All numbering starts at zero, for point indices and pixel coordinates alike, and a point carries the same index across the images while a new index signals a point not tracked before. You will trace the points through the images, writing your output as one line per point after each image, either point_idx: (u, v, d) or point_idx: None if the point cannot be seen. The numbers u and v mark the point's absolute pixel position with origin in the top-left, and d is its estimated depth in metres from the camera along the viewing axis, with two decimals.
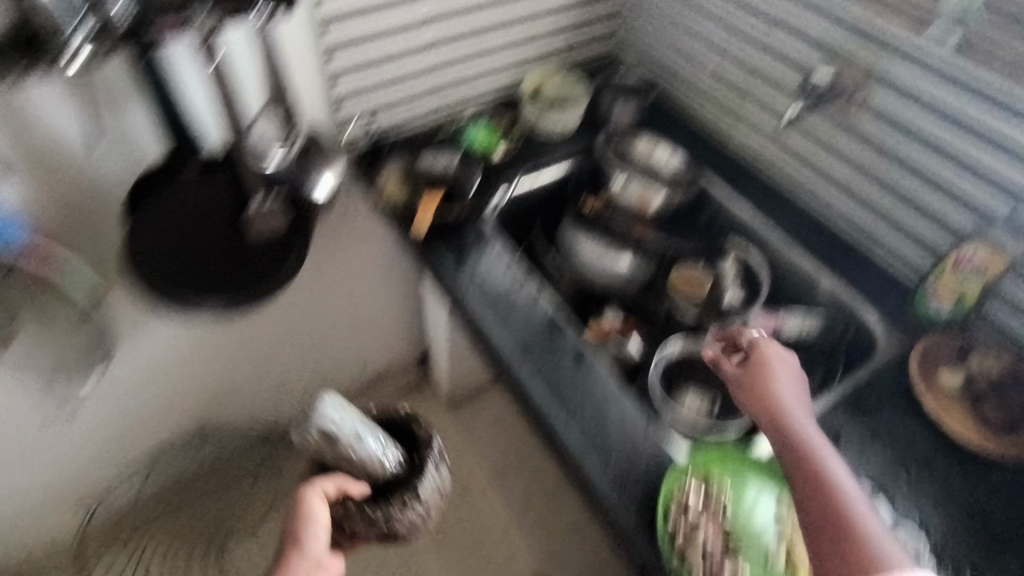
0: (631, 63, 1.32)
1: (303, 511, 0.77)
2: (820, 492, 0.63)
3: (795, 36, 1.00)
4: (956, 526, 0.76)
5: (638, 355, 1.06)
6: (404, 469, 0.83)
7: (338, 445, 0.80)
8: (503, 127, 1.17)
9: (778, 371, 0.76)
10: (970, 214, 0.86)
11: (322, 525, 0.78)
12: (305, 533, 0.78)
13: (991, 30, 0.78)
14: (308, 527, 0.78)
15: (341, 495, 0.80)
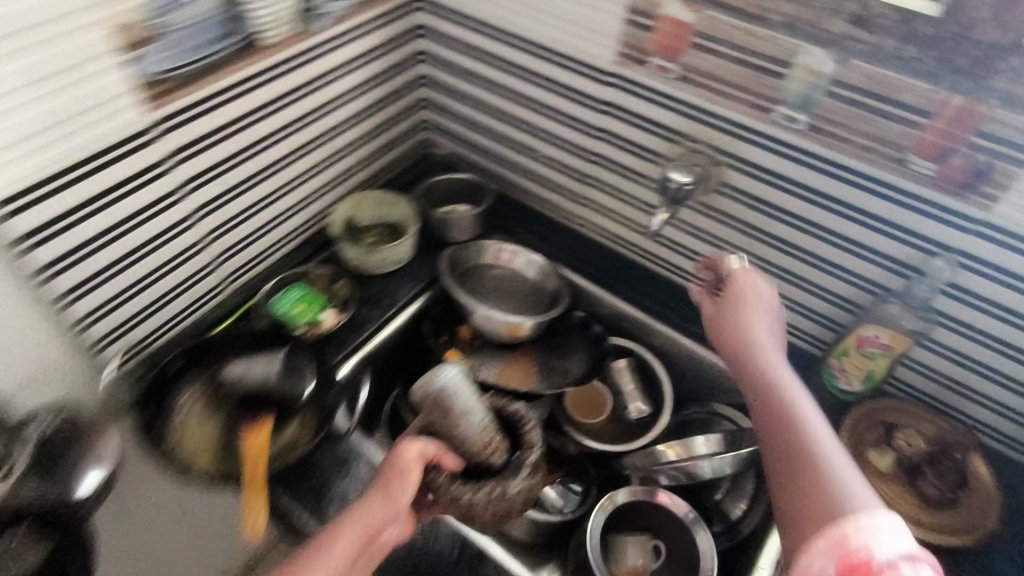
0: (447, 151, 1.20)
1: (393, 466, 0.67)
2: (768, 405, 0.66)
3: (629, 120, 0.90)
4: None
5: (562, 512, 0.90)
6: (503, 458, 0.74)
7: (452, 406, 0.73)
8: (320, 285, 0.95)
9: (746, 297, 0.78)
10: (862, 288, 0.83)
11: (404, 483, 0.67)
12: (386, 489, 0.66)
13: (839, 109, 0.72)
14: (391, 483, 0.67)
15: (432, 461, 0.71)
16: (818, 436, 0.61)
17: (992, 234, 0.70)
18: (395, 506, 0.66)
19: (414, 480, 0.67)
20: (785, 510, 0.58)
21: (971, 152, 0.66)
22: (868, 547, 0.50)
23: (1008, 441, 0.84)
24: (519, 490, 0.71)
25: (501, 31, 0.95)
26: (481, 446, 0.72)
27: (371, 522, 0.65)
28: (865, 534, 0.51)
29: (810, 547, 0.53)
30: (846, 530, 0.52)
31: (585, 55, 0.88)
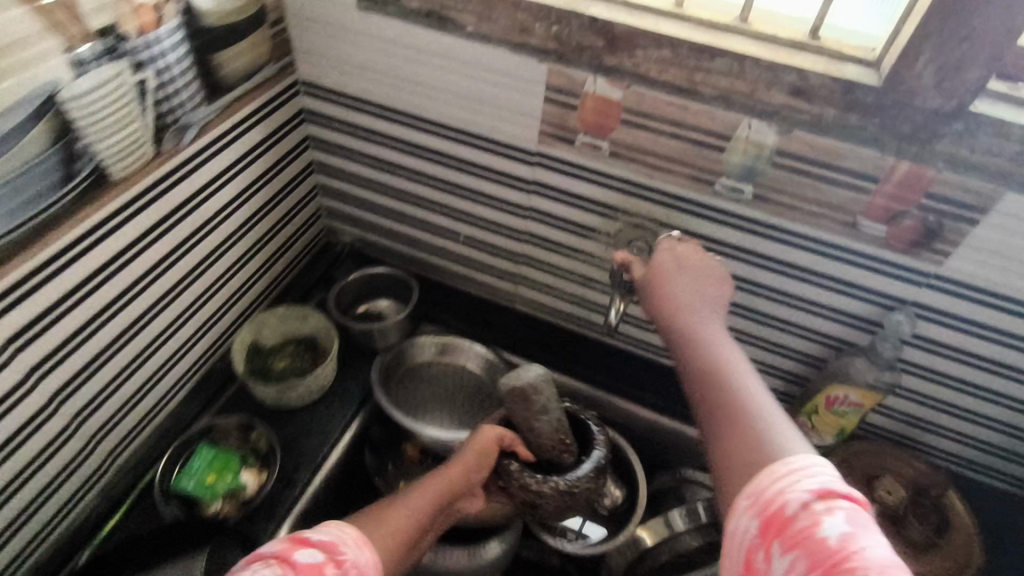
0: (352, 237, 1.07)
1: (472, 441, 0.75)
2: (703, 362, 0.60)
3: (557, 198, 0.83)
4: None
5: None
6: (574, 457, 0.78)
7: (538, 400, 0.75)
8: (234, 436, 0.81)
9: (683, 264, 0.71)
10: (822, 343, 0.81)
11: (478, 461, 0.74)
12: (464, 457, 0.73)
13: (784, 179, 0.68)
14: (468, 456, 0.73)
15: (506, 446, 0.77)
16: (751, 394, 0.56)
17: (946, 286, 0.70)
18: (467, 481, 0.73)
19: (484, 464, 0.75)
20: (714, 466, 0.53)
21: (921, 213, 0.65)
22: (786, 490, 0.46)
23: (969, 463, 0.86)
24: (583, 487, 0.73)
25: (399, 113, 0.84)
26: (553, 442, 0.76)
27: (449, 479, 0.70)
28: (787, 477, 0.47)
29: (736, 508, 0.48)
30: (769, 475, 0.48)
31: (502, 135, 0.79)
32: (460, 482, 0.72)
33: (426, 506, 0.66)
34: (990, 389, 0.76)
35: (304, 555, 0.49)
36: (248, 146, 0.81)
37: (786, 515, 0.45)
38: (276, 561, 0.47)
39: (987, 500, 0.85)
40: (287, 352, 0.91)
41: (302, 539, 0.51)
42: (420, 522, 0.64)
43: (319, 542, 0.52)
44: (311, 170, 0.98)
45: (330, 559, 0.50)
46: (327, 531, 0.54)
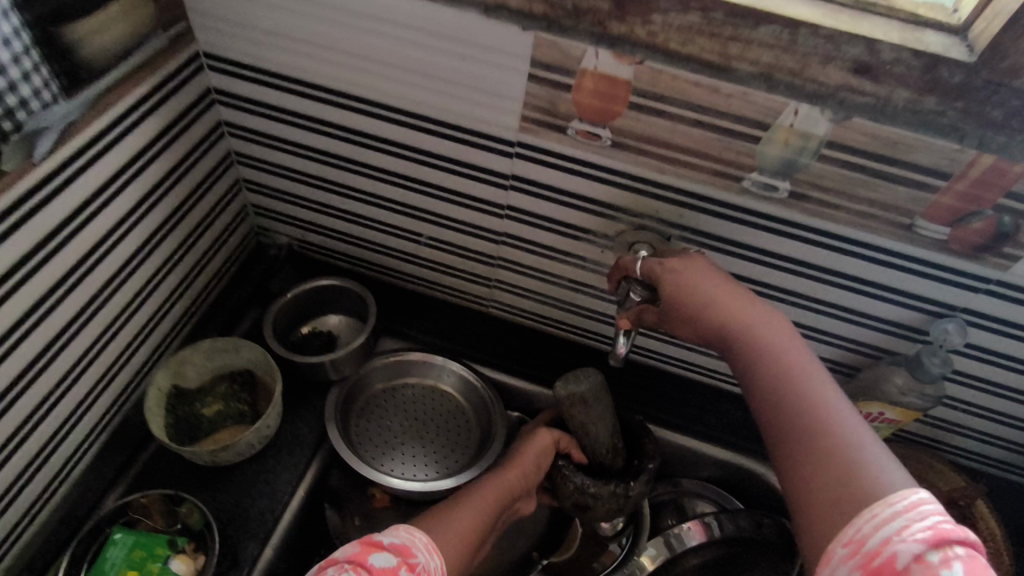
0: (288, 238, 0.89)
1: (530, 444, 0.70)
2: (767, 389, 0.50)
3: (543, 195, 0.67)
4: None
5: None
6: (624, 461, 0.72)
7: (597, 406, 0.67)
8: (156, 513, 0.66)
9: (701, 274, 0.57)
10: (853, 351, 0.70)
11: (535, 466, 0.69)
12: (525, 460, 0.69)
13: (832, 174, 0.55)
14: (529, 460, 0.69)
15: (560, 450, 0.72)
16: (830, 422, 0.46)
17: (1010, 293, 0.59)
18: (525, 485, 0.69)
19: (541, 469, 0.70)
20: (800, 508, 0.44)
21: (996, 213, 0.53)
22: (892, 537, 0.38)
23: (999, 464, 0.78)
24: (639, 492, 0.69)
25: (338, 93, 0.66)
26: (608, 448, 0.70)
27: (510, 483, 0.67)
28: (891, 520, 0.39)
29: (830, 558, 0.40)
30: (872, 519, 0.39)
31: (472, 121, 0.63)
32: (521, 484, 0.68)
33: (489, 513, 0.64)
34: None
35: (379, 559, 0.52)
36: (140, 145, 0.62)
37: (896, 567, 0.37)
38: (352, 566, 0.51)
39: (1017, 503, 0.78)
40: (216, 392, 0.75)
41: (375, 541, 0.54)
42: (485, 525, 0.63)
43: (392, 545, 0.54)
44: (230, 162, 0.79)
45: (403, 562, 0.53)
46: (397, 535, 0.56)
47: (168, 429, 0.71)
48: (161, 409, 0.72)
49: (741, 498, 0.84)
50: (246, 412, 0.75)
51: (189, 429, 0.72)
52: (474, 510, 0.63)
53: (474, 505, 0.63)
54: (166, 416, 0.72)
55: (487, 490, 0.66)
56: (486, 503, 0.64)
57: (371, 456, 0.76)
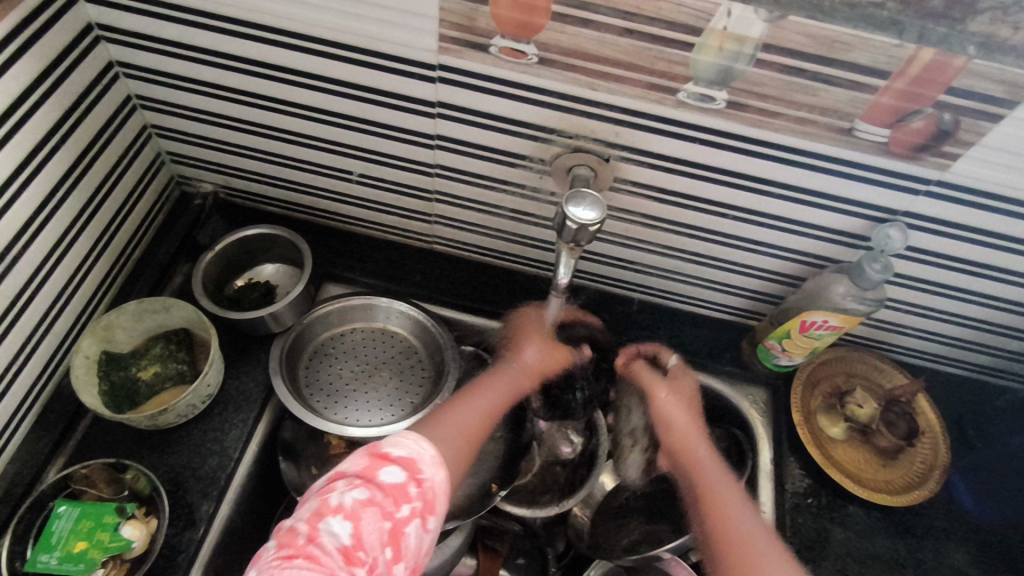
0: (213, 186, 0.84)
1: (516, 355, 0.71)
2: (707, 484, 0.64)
3: (473, 121, 0.63)
4: None
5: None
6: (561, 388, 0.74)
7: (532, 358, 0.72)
8: (101, 483, 0.64)
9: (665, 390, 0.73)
10: (798, 261, 0.70)
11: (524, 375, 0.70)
12: (513, 368, 0.70)
13: (769, 80, 0.52)
14: (519, 368, 0.70)
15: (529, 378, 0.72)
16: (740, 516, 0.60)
17: (949, 193, 0.58)
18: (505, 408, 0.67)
19: (525, 386, 0.70)
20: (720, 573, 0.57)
21: (936, 111, 0.51)
22: None
23: (940, 360, 0.80)
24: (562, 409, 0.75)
25: (239, 22, 0.59)
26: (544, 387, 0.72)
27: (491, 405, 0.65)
28: None
29: None
30: None
31: (389, 45, 0.57)
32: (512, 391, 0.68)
33: (481, 423, 0.62)
34: (974, 291, 0.69)
35: (387, 474, 0.49)
36: (15, 93, 0.55)
37: None
38: (362, 481, 0.48)
39: (954, 393, 0.82)
40: (152, 354, 0.71)
41: (384, 453, 0.51)
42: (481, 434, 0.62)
43: (400, 457, 0.51)
44: (132, 107, 0.72)
45: (411, 477, 0.50)
46: (406, 444, 0.52)
47: (104, 396, 0.68)
48: (93, 376, 0.69)
49: None
50: (186, 371, 0.71)
51: (128, 396, 0.69)
52: (466, 420, 0.61)
53: (468, 413, 0.62)
54: (100, 383, 0.68)
55: (480, 402, 0.65)
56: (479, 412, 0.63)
57: (322, 405, 0.74)
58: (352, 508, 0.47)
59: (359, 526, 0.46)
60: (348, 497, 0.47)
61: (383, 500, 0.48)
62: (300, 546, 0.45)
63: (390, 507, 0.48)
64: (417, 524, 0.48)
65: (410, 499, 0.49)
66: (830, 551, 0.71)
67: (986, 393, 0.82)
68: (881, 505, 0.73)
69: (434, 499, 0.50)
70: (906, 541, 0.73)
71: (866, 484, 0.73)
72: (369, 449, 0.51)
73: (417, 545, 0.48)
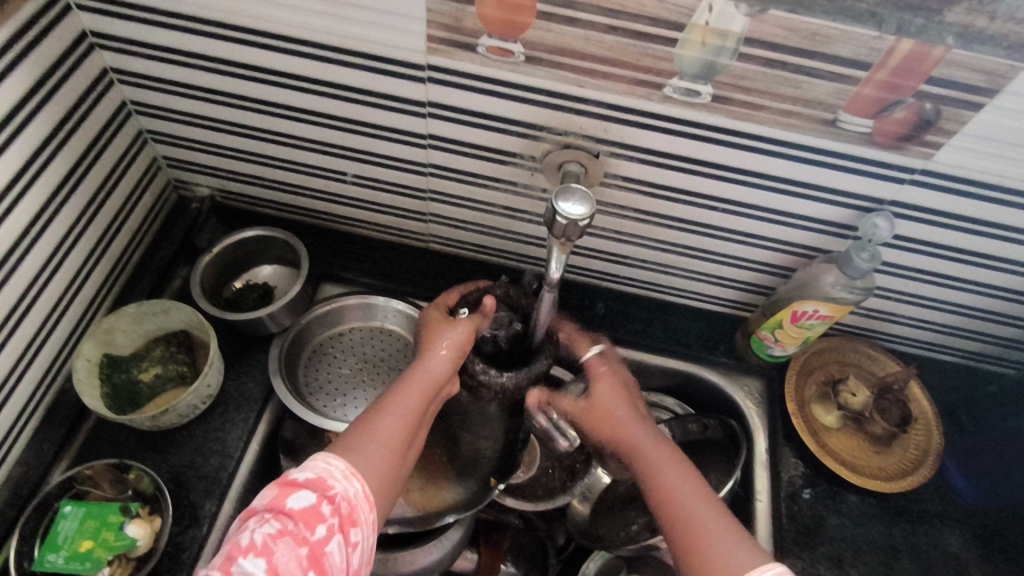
0: (210, 189, 0.84)
1: (431, 345, 0.62)
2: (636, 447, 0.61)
3: (464, 120, 0.64)
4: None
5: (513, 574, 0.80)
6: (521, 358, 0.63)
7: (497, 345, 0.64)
8: (105, 483, 0.65)
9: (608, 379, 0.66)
10: (788, 252, 0.71)
11: (453, 363, 0.61)
12: (433, 359, 0.61)
13: (753, 74, 0.53)
14: (440, 357, 0.61)
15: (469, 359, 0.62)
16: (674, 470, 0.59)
17: (935, 182, 0.59)
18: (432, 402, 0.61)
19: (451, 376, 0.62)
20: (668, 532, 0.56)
21: (917, 101, 0.52)
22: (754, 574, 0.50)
23: (933, 348, 0.81)
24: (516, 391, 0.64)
25: (229, 27, 0.60)
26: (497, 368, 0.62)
27: (414, 406, 0.59)
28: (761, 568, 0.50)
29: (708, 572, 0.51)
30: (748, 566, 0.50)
31: (378, 46, 0.58)
32: (436, 382, 0.61)
33: (405, 429, 0.58)
34: (964, 278, 0.69)
35: (297, 500, 0.49)
36: (13, 101, 0.56)
37: None
38: (272, 514, 0.48)
39: (947, 380, 0.82)
40: (152, 356, 0.72)
41: (292, 481, 0.50)
42: (409, 434, 0.58)
43: (308, 481, 0.51)
44: (127, 113, 0.73)
45: (321, 496, 0.50)
46: (313, 466, 0.52)
47: (107, 399, 0.69)
48: (95, 380, 0.70)
49: (691, 403, 0.86)
50: (186, 372, 0.72)
51: (129, 397, 0.70)
52: (386, 432, 0.57)
53: (391, 416, 0.58)
54: (102, 386, 0.70)
55: (402, 399, 0.59)
56: (402, 413, 0.58)
57: (322, 403, 0.75)
58: (264, 543, 0.47)
59: (273, 559, 0.47)
60: (259, 534, 0.47)
61: (296, 526, 0.48)
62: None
63: (304, 531, 0.48)
64: (338, 541, 0.49)
65: (325, 519, 0.49)
66: (825, 538, 0.72)
67: (978, 379, 0.82)
68: (875, 492, 0.74)
69: (349, 512, 0.51)
70: (901, 526, 0.74)
71: (860, 471, 0.74)
72: (275, 483, 0.50)
73: (342, 561, 0.49)
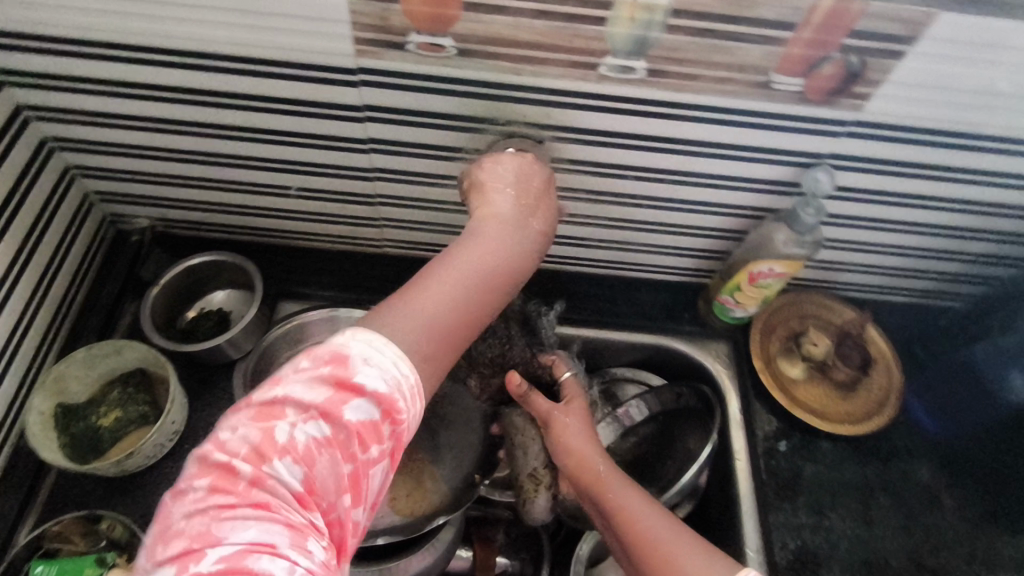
0: (150, 220, 0.81)
1: (511, 222, 0.52)
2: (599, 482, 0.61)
3: (403, 120, 0.63)
4: (898, 512, 0.74)
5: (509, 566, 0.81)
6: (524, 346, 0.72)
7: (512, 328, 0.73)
8: (77, 536, 0.63)
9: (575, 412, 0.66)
10: (737, 215, 0.72)
11: (519, 254, 0.51)
12: (502, 238, 0.51)
13: (684, 44, 0.53)
14: (507, 238, 0.51)
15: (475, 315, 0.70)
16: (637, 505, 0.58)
17: (869, 131, 0.61)
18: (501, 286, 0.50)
19: (519, 260, 0.51)
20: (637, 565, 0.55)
21: (843, 55, 0.53)
22: None
23: (881, 291, 0.84)
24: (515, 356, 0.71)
25: (146, 49, 0.58)
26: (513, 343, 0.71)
27: (480, 285, 0.48)
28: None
29: None
30: None
31: (305, 54, 0.57)
32: (509, 262, 0.50)
33: (465, 313, 0.47)
34: (905, 221, 0.72)
35: (358, 406, 0.38)
36: None
37: None
38: (321, 413, 0.38)
39: (900, 321, 0.86)
40: (110, 399, 0.70)
41: (354, 380, 0.39)
42: (469, 321, 0.47)
43: (376, 387, 0.39)
44: (50, 150, 0.69)
45: (388, 412, 0.39)
46: (381, 365, 0.40)
47: (66, 448, 0.66)
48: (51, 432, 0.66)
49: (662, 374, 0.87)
50: (149, 413, 0.70)
51: (90, 444, 0.67)
52: (444, 308, 0.45)
53: (451, 292, 0.46)
54: (59, 437, 0.66)
55: (464, 277, 0.48)
56: (468, 293, 0.47)
57: None
58: (305, 449, 0.37)
59: (312, 472, 0.37)
60: (300, 434, 0.37)
61: (349, 441, 0.38)
62: (239, 491, 0.36)
63: (356, 449, 0.38)
64: (386, 467, 0.40)
65: (383, 441, 0.39)
66: (803, 487, 0.75)
67: (929, 315, 0.86)
68: (845, 436, 0.76)
69: (408, 436, 0.41)
70: (873, 466, 0.77)
71: (828, 417, 0.77)
72: (330, 370, 0.38)
73: (379, 486, 0.41)
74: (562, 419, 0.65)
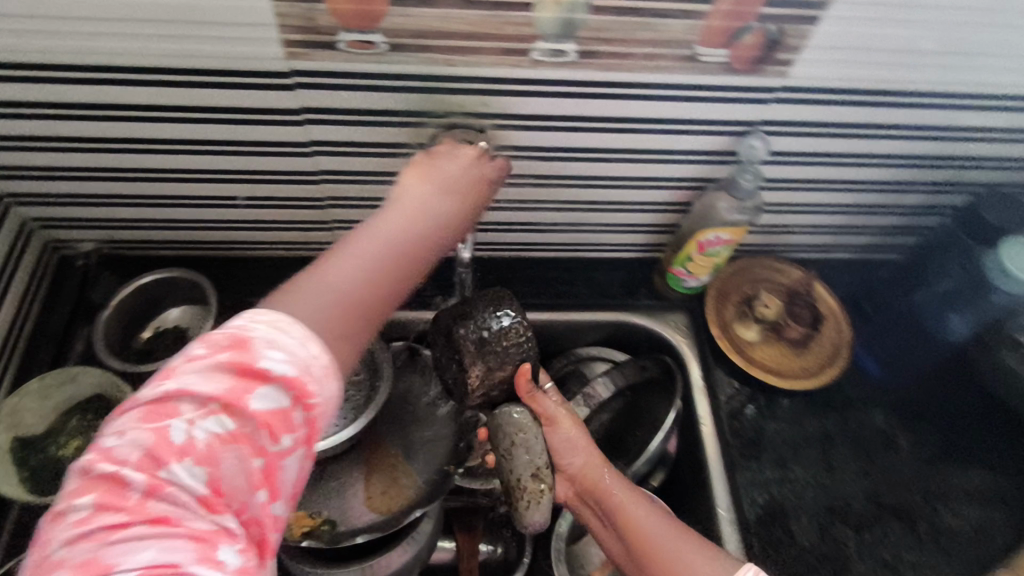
0: (95, 243, 0.79)
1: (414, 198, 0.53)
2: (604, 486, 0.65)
3: (342, 120, 0.63)
4: (857, 457, 0.78)
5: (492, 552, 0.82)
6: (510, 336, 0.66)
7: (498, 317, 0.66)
8: None
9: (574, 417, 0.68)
10: (681, 187, 0.74)
11: (426, 227, 0.53)
12: (405, 216, 0.52)
13: (609, 24, 0.54)
14: (411, 215, 0.52)
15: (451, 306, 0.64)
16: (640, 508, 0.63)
17: (796, 96, 0.63)
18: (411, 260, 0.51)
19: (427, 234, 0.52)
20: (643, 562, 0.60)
21: (762, 24, 0.55)
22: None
23: (825, 250, 0.88)
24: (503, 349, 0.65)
25: (69, 67, 0.56)
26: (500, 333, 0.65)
27: (387, 260, 0.49)
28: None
29: None
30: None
31: (235, 61, 0.56)
32: (415, 235, 0.51)
33: (372, 286, 0.48)
34: (839, 180, 0.75)
35: (261, 396, 0.38)
36: None
37: None
38: (223, 408, 0.37)
39: (844, 276, 0.89)
40: (70, 429, 0.68)
41: (256, 370, 0.38)
42: (377, 293, 0.48)
43: (279, 373, 0.39)
44: None
45: (294, 399, 0.39)
46: (285, 350, 0.40)
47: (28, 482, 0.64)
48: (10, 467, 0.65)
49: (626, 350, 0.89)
50: None
51: (54, 476, 0.65)
52: (351, 283, 0.47)
53: (356, 267, 0.48)
54: (19, 471, 0.64)
55: (368, 253, 0.49)
56: (373, 267, 0.48)
57: None
58: (208, 449, 0.37)
59: (215, 470, 0.37)
60: (199, 431, 0.37)
61: (255, 433, 0.38)
62: (141, 500, 0.35)
63: (263, 441, 0.38)
64: (300, 455, 0.40)
65: (295, 429, 0.39)
66: (767, 444, 0.78)
67: (871, 268, 0.90)
68: (803, 391, 0.79)
69: (321, 421, 0.41)
70: (831, 417, 0.80)
71: (785, 373, 0.80)
72: (228, 358, 0.38)
73: (297, 475, 0.41)
74: (562, 426, 0.67)
